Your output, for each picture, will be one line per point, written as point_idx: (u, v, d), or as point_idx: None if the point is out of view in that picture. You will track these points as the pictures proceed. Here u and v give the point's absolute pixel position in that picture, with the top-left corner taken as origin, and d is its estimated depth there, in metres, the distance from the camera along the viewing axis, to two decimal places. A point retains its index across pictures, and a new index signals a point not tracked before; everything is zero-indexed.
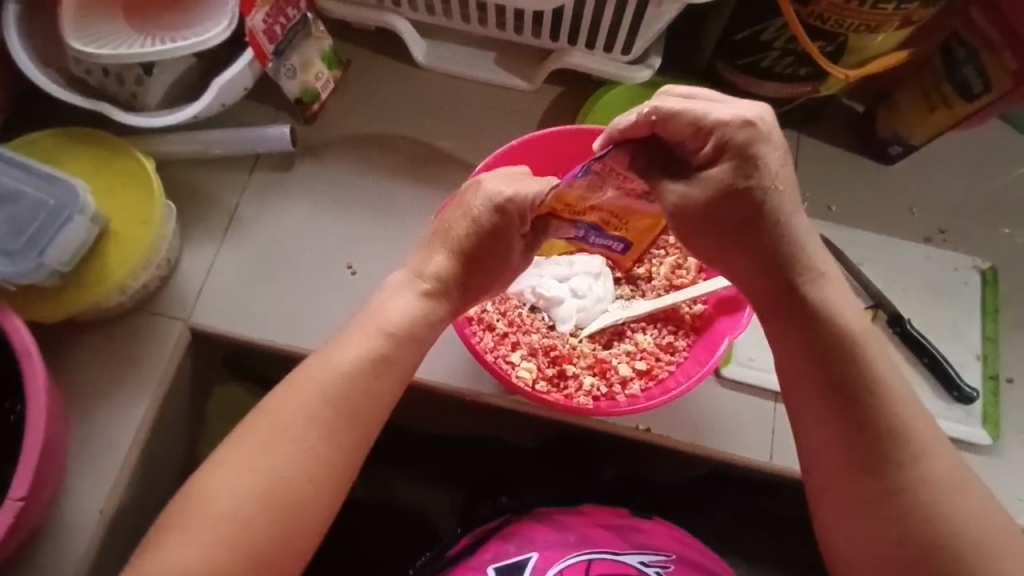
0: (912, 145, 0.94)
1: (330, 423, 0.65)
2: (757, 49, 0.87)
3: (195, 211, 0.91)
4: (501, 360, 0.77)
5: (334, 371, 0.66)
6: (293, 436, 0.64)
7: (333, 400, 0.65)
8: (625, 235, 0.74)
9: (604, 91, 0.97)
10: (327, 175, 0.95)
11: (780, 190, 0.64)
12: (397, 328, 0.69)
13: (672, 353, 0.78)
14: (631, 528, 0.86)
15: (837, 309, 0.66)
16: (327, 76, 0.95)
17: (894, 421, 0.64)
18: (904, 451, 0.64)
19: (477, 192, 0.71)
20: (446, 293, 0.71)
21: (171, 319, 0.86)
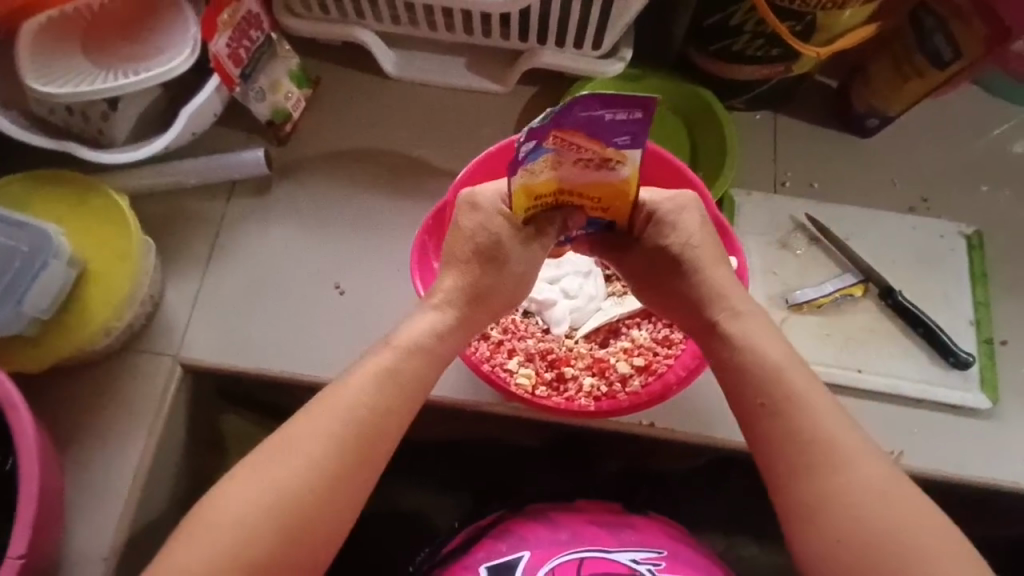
0: (888, 117, 0.94)
1: (348, 444, 0.64)
2: (727, 33, 0.87)
3: (175, 243, 0.89)
4: (498, 369, 0.76)
5: (352, 394, 0.66)
6: (299, 456, 0.63)
7: (354, 421, 0.65)
8: (604, 214, 0.71)
9: (579, 87, 0.96)
10: (306, 195, 0.94)
11: (697, 245, 0.72)
12: (404, 352, 0.69)
13: (671, 346, 0.77)
14: (624, 526, 0.86)
15: (758, 332, 0.69)
16: (297, 95, 0.94)
17: (821, 430, 0.64)
18: (836, 456, 0.63)
19: (471, 210, 0.71)
20: (463, 309, 0.72)
21: (160, 356, 0.85)
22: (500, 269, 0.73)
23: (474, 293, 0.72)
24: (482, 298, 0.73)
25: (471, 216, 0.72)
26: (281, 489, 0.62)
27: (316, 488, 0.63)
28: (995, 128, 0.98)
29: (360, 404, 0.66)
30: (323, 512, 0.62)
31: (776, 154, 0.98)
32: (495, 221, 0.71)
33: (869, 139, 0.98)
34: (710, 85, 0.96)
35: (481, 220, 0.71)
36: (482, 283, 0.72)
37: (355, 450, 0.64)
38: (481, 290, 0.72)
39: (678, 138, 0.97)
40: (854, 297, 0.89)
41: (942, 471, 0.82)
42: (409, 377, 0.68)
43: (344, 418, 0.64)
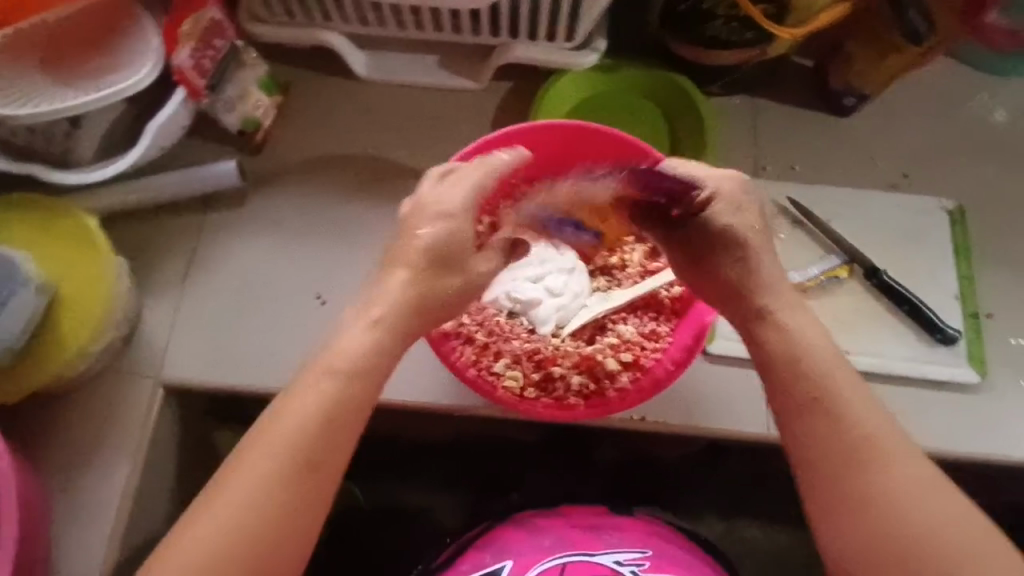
0: (866, 94, 0.93)
1: (302, 460, 0.60)
2: (702, 18, 0.86)
3: (151, 262, 0.88)
4: (485, 373, 0.76)
5: (302, 405, 0.61)
6: (255, 482, 0.59)
7: (305, 435, 0.60)
8: (600, 231, 0.82)
9: (553, 81, 0.95)
10: (282, 205, 0.92)
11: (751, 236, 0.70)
12: (350, 366, 0.64)
13: (659, 338, 0.77)
14: (609, 527, 0.85)
15: (802, 328, 0.67)
16: (267, 103, 0.91)
17: (870, 426, 0.62)
18: (879, 457, 0.61)
19: (419, 217, 0.69)
20: (407, 324, 0.67)
21: (141, 378, 0.83)
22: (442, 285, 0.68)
23: (421, 306, 0.68)
24: (431, 314, 0.69)
25: (427, 223, 0.69)
26: (240, 513, 0.58)
27: (280, 506, 0.59)
28: (975, 99, 0.97)
29: (310, 416, 0.61)
30: (289, 532, 0.59)
31: (756, 137, 0.97)
32: (447, 234, 0.69)
33: (850, 117, 0.97)
34: (686, 72, 0.95)
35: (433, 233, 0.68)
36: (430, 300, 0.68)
37: (316, 464, 0.60)
38: (428, 307, 0.68)
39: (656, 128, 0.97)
40: (839, 278, 0.89)
41: (935, 448, 0.83)
42: (360, 386, 0.63)
43: (297, 429, 0.60)
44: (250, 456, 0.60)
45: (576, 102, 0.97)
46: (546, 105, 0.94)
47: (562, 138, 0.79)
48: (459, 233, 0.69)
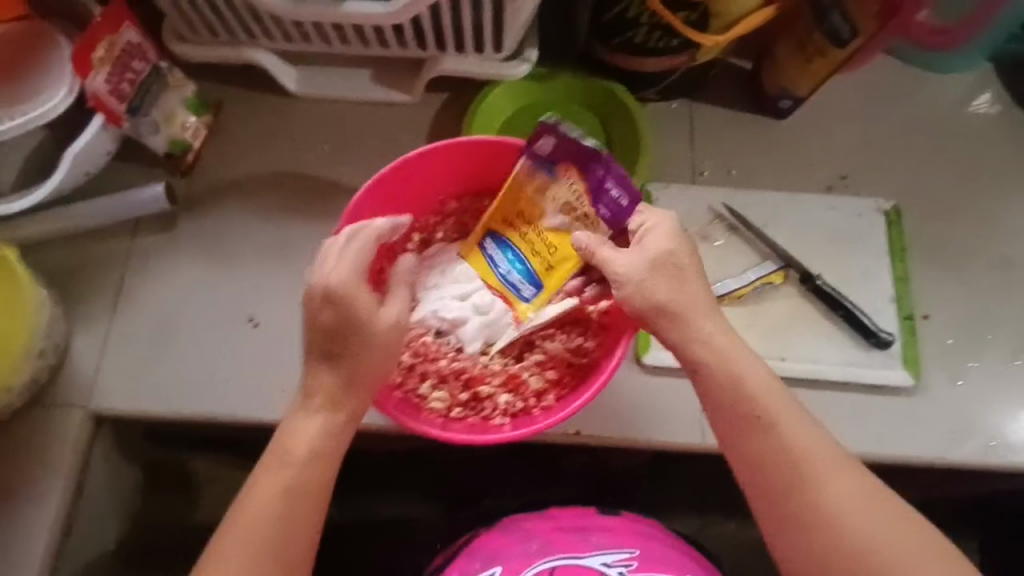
0: (799, 97, 0.93)
1: (283, 532, 0.62)
2: (626, 27, 0.85)
3: (80, 290, 0.87)
4: (411, 395, 0.77)
5: (264, 499, 0.63)
6: (239, 563, 0.61)
7: (281, 508, 0.63)
8: (540, 270, 0.77)
9: (485, 92, 0.94)
10: (214, 226, 0.91)
11: (687, 264, 0.69)
12: (310, 443, 0.65)
13: (584, 355, 0.78)
14: (594, 528, 0.83)
15: (730, 350, 0.67)
16: (195, 124, 0.90)
17: (797, 450, 0.64)
18: (814, 471, 0.63)
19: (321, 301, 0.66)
20: (346, 402, 0.67)
21: (71, 409, 0.82)
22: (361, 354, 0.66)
23: (355, 379, 0.67)
24: (365, 381, 0.67)
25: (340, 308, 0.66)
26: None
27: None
28: (908, 98, 0.97)
29: (276, 509, 0.63)
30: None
31: (692, 143, 0.96)
32: (361, 304, 0.66)
33: (786, 120, 0.97)
34: (620, 78, 0.94)
35: (348, 308, 0.66)
36: (355, 368, 0.66)
37: (289, 552, 0.62)
38: (353, 374, 0.67)
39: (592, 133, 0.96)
40: (774, 284, 0.88)
41: (869, 452, 0.83)
42: (317, 467, 0.65)
43: (262, 523, 0.62)
44: (221, 554, 0.61)
45: (511, 112, 0.96)
46: (479, 117, 0.93)
47: (477, 162, 0.81)
48: (366, 301, 0.67)
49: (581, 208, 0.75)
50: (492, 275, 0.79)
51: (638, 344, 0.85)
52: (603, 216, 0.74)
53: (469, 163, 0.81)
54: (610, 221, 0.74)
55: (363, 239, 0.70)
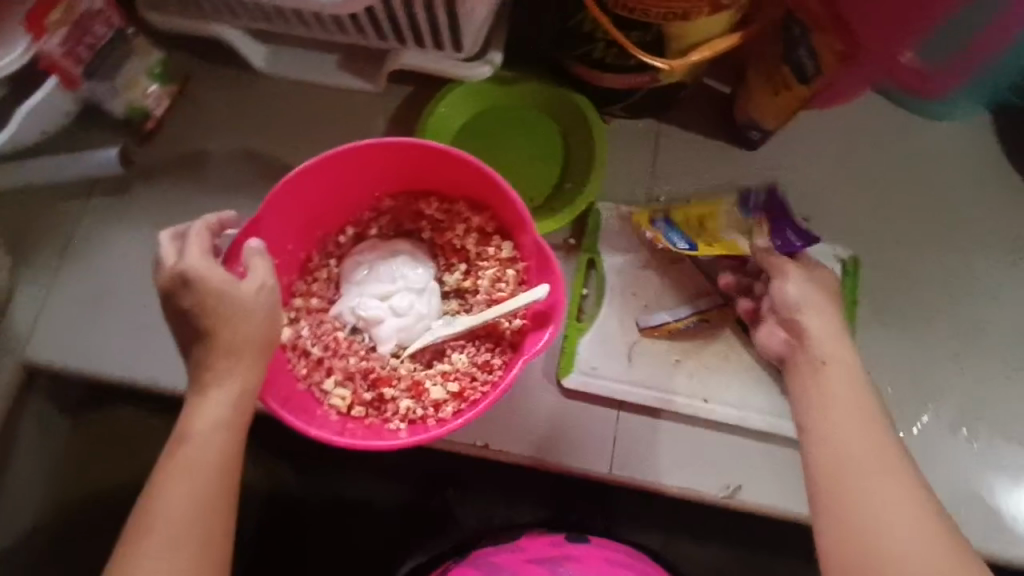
0: (768, 130, 0.89)
1: (210, 496, 0.63)
2: (584, 39, 0.82)
3: (28, 244, 0.90)
4: (315, 388, 0.78)
5: (176, 487, 0.62)
6: (168, 529, 0.61)
7: (204, 471, 0.63)
8: (698, 243, 0.84)
9: (446, 91, 0.93)
10: (166, 196, 0.93)
11: (826, 309, 0.74)
12: (213, 420, 0.65)
13: (489, 372, 0.77)
14: (561, 560, 0.85)
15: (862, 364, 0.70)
16: (158, 92, 0.92)
17: (847, 458, 0.62)
18: (906, 472, 0.61)
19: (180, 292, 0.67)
20: (233, 370, 0.67)
21: (4, 356, 0.86)
22: (232, 324, 0.66)
23: (238, 347, 0.67)
24: (247, 350, 0.67)
25: (198, 295, 0.66)
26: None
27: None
28: (887, 142, 0.92)
29: (188, 493, 0.62)
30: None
31: (654, 166, 0.93)
32: (212, 285, 0.66)
33: (754, 152, 0.93)
34: (584, 90, 0.92)
35: (198, 294, 0.66)
36: (232, 337, 0.67)
37: (210, 531, 0.62)
38: (234, 344, 0.67)
39: (550, 144, 0.94)
40: (709, 322, 0.86)
41: (781, 509, 0.79)
42: (222, 443, 0.65)
43: (177, 509, 0.62)
44: (142, 549, 0.60)
45: (471, 114, 0.94)
46: (436, 116, 0.92)
47: (409, 162, 0.78)
48: (219, 278, 0.67)
49: (757, 233, 0.85)
50: (660, 237, 0.85)
51: (560, 364, 0.84)
52: (777, 244, 0.83)
53: (388, 164, 0.78)
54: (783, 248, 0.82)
55: (200, 231, 0.69)
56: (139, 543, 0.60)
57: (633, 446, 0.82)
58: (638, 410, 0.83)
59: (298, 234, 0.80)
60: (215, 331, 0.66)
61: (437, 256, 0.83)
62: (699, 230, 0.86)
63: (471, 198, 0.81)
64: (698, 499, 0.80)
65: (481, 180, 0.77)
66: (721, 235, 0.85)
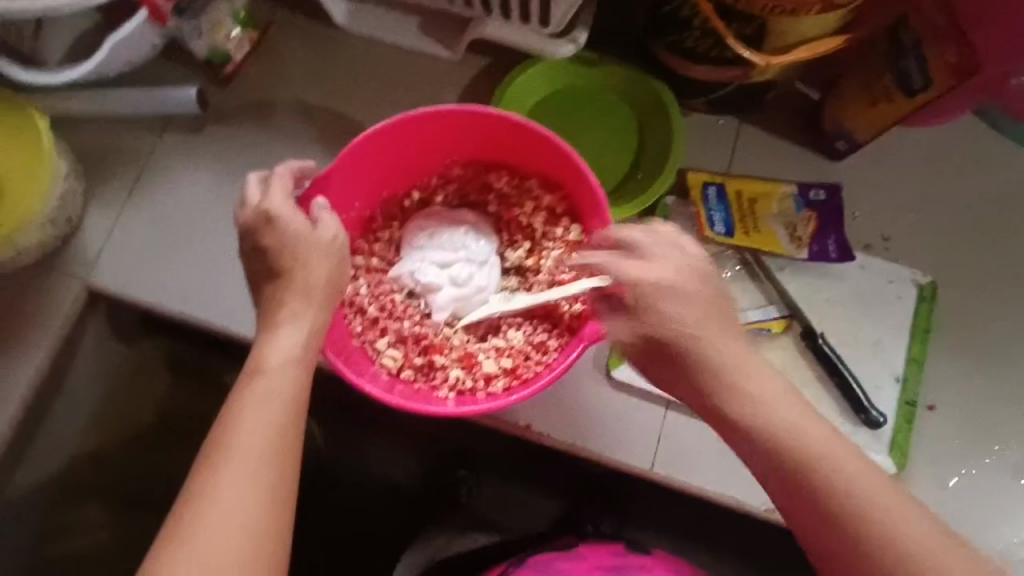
0: (858, 141, 0.85)
1: (296, 419, 0.64)
2: (678, 26, 0.80)
3: (101, 171, 0.91)
4: (367, 346, 0.77)
5: (253, 412, 0.62)
6: (259, 447, 0.61)
7: (291, 395, 0.64)
8: (740, 229, 0.85)
9: (528, 64, 0.91)
10: (237, 140, 0.94)
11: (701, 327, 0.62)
12: (287, 358, 0.65)
13: (544, 353, 0.75)
14: (630, 567, 0.80)
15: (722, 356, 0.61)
16: (239, 36, 0.92)
17: (782, 442, 0.57)
18: (803, 462, 0.57)
19: (265, 226, 0.68)
20: (309, 307, 0.68)
21: (70, 276, 0.88)
22: (309, 265, 0.68)
23: (310, 290, 0.68)
24: (318, 295, 0.68)
25: (279, 233, 0.68)
26: (228, 520, 0.58)
27: (265, 501, 0.59)
28: (983, 169, 0.88)
29: (264, 418, 0.62)
30: (281, 522, 0.60)
31: (731, 160, 0.91)
32: (293, 228, 0.68)
33: (835, 164, 0.89)
34: (667, 79, 0.89)
35: (278, 235, 0.68)
36: (306, 279, 0.68)
37: (292, 453, 0.62)
38: (307, 287, 0.68)
39: (626, 129, 0.92)
40: (770, 331, 0.83)
41: None
42: (296, 372, 0.65)
43: (254, 433, 0.61)
44: (227, 467, 0.59)
45: (548, 91, 0.92)
46: (513, 89, 0.91)
47: (487, 132, 0.77)
48: (298, 224, 0.69)
49: (801, 232, 0.86)
50: (706, 207, 0.86)
51: (611, 355, 0.82)
52: (811, 248, 0.85)
53: (465, 134, 0.77)
54: (813, 255, 0.84)
55: (284, 176, 0.70)
56: (229, 455, 0.60)
57: (678, 445, 0.80)
58: (687, 412, 0.81)
59: (366, 194, 0.79)
60: (290, 272, 0.68)
61: (500, 231, 0.82)
62: (747, 212, 0.87)
63: (545, 177, 0.79)
64: (739, 508, 0.79)
65: (558, 159, 0.75)
66: (764, 227, 0.86)
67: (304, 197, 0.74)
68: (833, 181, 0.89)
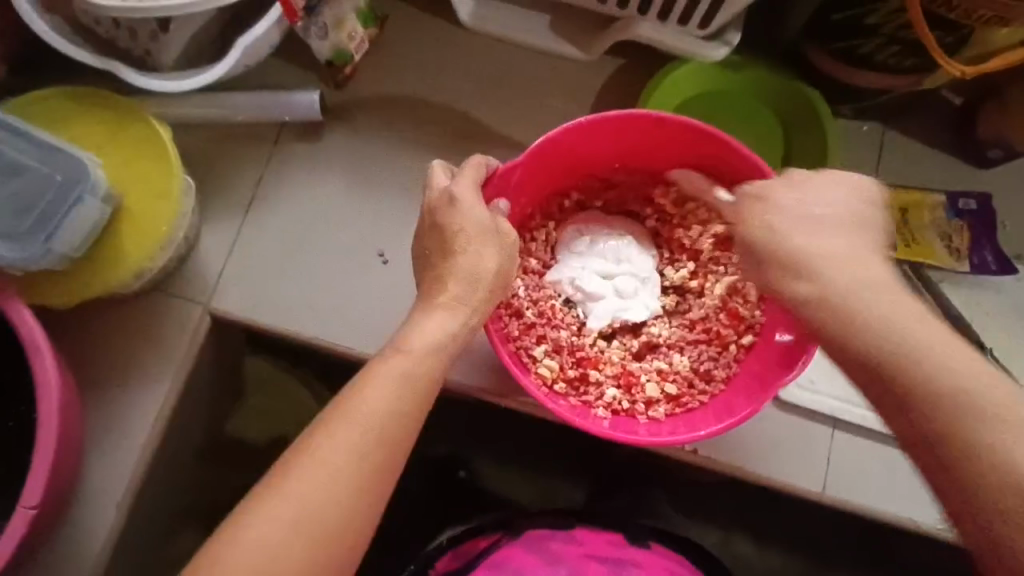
0: (1015, 151, 0.84)
1: (408, 410, 0.57)
2: (857, 32, 0.77)
3: (216, 185, 0.84)
4: (523, 353, 0.73)
5: (378, 391, 0.56)
6: (363, 419, 0.55)
7: (410, 382, 0.57)
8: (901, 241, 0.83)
9: (675, 66, 0.85)
10: (357, 147, 0.86)
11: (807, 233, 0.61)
12: (421, 353, 0.59)
13: (710, 382, 0.73)
14: (627, 563, 0.72)
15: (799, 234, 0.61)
16: (362, 35, 0.84)
17: (902, 355, 0.53)
18: (841, 314, 0.56)
19: (450, 212, 0.63)
20: (474, 303, 0.62)
21: (189, 302, 0.81)
22: (480, 255, 0.62)
23: (477, 279, 0.62)
24: (481, 285, 0.62)
25: (463, 222, 0.63)
26: (312, 488, 0.53)
27: (364, 486, 0.54)
28: None
29: (388, 401, 0.56)
30: (372, 514, 0.54)
31: (879, 167, 0.88)
32: (473, 219, 0.63)
33: (990, 173, 0.88)
34: (820, 85, 0.86)
35: (459, 222, 0.63)
36: (473, 268, 0.62)
37: (396, 445, 0.55)
38: (475, 276, 0.62)
39: (771, 135, 0.88)
40: None
41: None
42: (434, 371, 0.59)
43: (373, 414, 0.55)
44: (329, 436, 0.54)
45: (694, 93, 0.88)
46: (660, 88, 0.85)
47: (658, 137, 0.74)
48: (479, 218, 0.63)
49: (958, 243, 0.84)
50: None
51: None
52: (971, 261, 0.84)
53: (642, 138, 0.74)
54: (977, 267, 0.84)
55: (473, 165, 0.66)
56: (338, 422, 0.55)
57: (845, 466, 0.78)
58: (854, 431, 0.80)
59: (530, 191, 0.75)
60: (460, 255, 0.62)
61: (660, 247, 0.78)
62: (903, 224, 0.84)
63: None
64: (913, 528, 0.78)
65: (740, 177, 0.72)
66: (921, 238, 0.84)
67: (489, 180, 0.69)
68: (982, 190, 0.87)
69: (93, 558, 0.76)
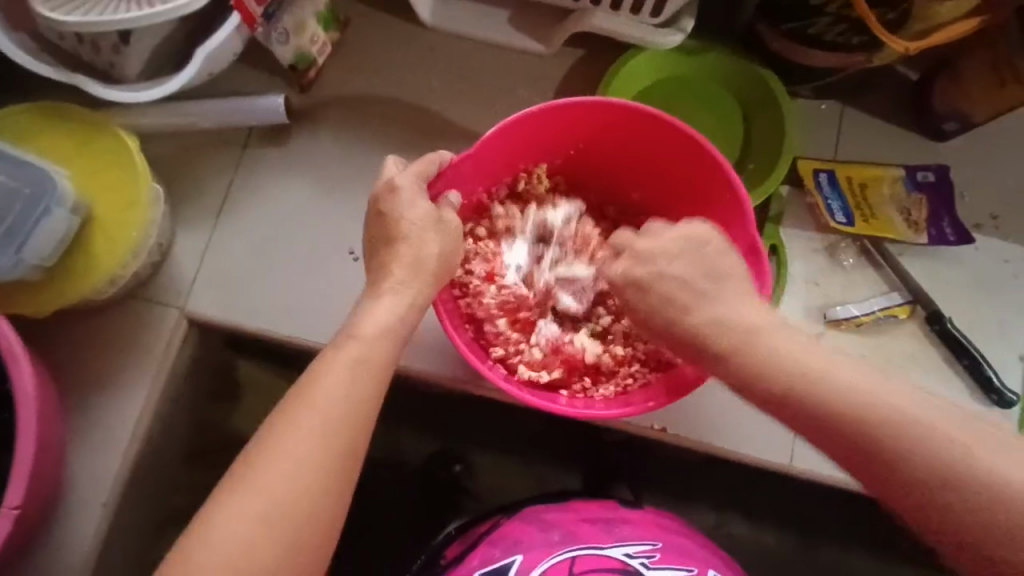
0: (970, 122, 0.85)
1: (366, 392, 0.59)
2: (807, 13, 0.79)
3: (187, 191, 0.86)
4: (481, 335, 0.76)
5: (336, 375, 0.58)
6: (324, 407, 0.57)
7: (366, 366, 0.59)
8: (862, 217, 0.85)
9: (631, 53, 0.87)
10: (324, 146, 0.88)
11: (739, 334, 0.59)
12: (372, 341, 0.60)
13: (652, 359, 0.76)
14: (616, 521, 0.73)
15: (722, 320, 0.61)
16: (323, 38, 0.85)
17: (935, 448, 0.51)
18: (780, 386, 0.57)
19: (392, 201, 0.65)
20: (434, 297, 0.64)
21: (166, 306, 0.83)
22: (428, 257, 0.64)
23: (419, 267, 0.64)
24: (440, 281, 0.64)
25: (410, 220, 0.65)
26: (281, 478, 0.54)
27: (331, 464, 0.56)
28: None
29: (346, 385, 0.58)
30: (336, 494, 0.56)
31: (837, 147, 0.90)
32: (422, 219, 0.65)
33: (951, 146, 0.89)
34: (775, 66, 0.88)
35: (401, 212, 0.65)
36: (416, 257, 0.64)
37: (357, 428, 0.57)
38: (418, 263, 0.64)
39: (729, 119, 0.90)
40: (897, 318, 0.85)
41: None
42: (388, 353, 0.61)
43: (333, 397, 0.57)
44: (290, 424, 0.56)
45: (650, 82, 0.89)
46: (620, 78, 0.86)
47: (613, 121, 0.74)
48: (424, 211, 0.65)
49: (916, 216, 0.86)
50: (823, 200, 0.85)
51: None
52: (930, 232, 0.85)
53: (597, 125, 0.75)
54: (934, 239, 0.85)
55: (425, 159, 0.68)
56: (297, 414, 0.56)
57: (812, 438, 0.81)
58: None
59: (487, 181, 0.77)
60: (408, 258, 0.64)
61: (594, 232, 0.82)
62: (862, 199, 0.86)
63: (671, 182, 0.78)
64: None
65: (701, 173, 0.74)
66: (883, 213, 0.85)
67: (437, 182, 0.71)
68: (938, 163, 0.88)
69: (83, 556, 0.79)
